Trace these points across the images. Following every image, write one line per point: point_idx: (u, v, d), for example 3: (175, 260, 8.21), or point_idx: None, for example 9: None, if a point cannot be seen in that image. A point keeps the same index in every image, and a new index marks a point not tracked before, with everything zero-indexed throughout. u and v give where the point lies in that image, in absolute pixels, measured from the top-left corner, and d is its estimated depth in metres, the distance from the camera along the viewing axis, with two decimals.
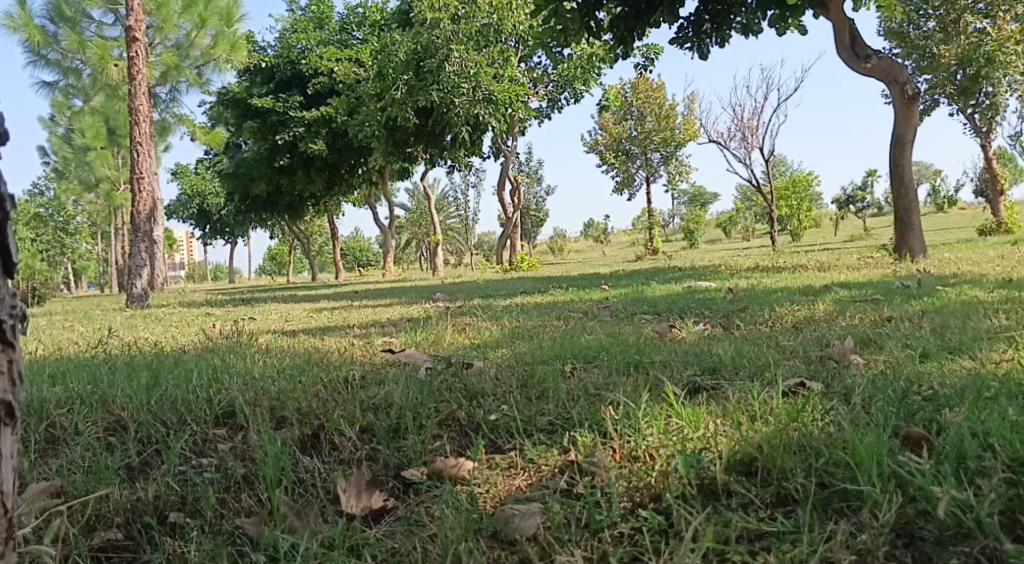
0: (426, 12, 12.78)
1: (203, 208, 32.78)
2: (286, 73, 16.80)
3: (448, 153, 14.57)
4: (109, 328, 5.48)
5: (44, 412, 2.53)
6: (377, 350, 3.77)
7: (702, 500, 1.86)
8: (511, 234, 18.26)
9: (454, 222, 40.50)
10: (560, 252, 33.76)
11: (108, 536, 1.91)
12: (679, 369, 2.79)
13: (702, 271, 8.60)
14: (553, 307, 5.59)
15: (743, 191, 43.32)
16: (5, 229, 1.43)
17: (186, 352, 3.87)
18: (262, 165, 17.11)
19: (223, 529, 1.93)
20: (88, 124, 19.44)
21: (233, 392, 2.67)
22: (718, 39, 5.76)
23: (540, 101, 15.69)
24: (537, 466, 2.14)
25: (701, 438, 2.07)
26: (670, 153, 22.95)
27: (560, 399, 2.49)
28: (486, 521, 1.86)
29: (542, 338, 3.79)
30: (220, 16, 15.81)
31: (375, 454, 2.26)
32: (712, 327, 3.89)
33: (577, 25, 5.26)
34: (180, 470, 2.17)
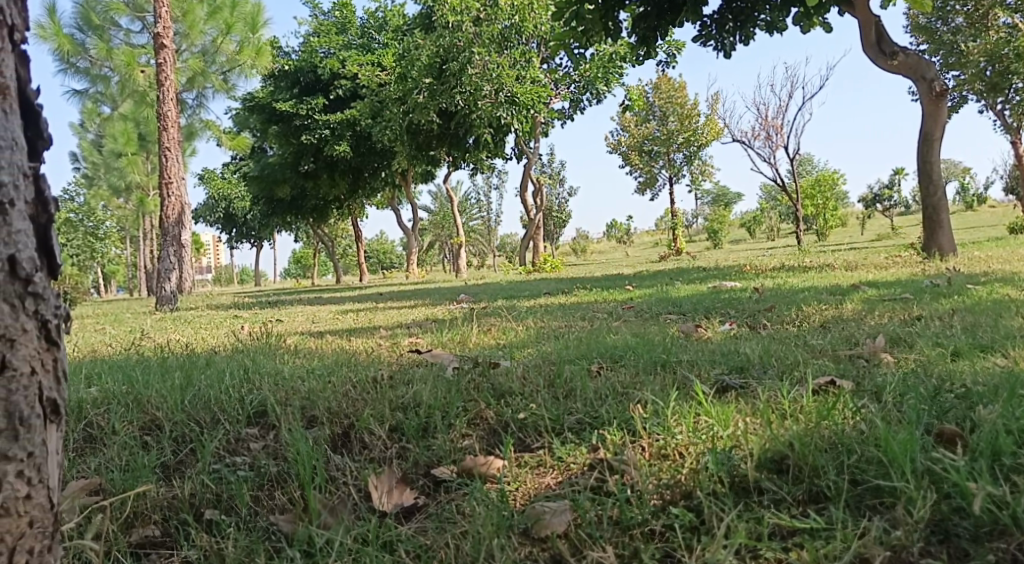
0: (448, 15, 12.84)
1: (229, 211, 33.08)
2: (309, 78, 17.08)
3: (471, 155, 14.60)
4: (142, 330, 5.55)
5: (81, 413, 2.58)
6: (404, 350, 3.81)
7: (733, 497, 1.86)
8: (533, 235, 18.23)
9: (477, 224, 40.61)
10: (584, 253, 33.76)
11: (146, 532, 1.94)
12: (706, 368, 2.79)
13: (726, 271, 8.56)
14: (578, 307, 5.60)
15: (767, 190, 43.09)
16: (50, 231, 1.48)
17: (217, 353, 3.94)
18: (288, 169, 17.30)
19: (258, 526, 1.95)
20: (118, 129, 19.73)
21: (264, 392, 2.71)
22: (742, 37, 5.74)
23: (563, 102, 15.66)
24: (566, 464, 2.14)
25: (731, 435, 2.07)
26: (692, 152, 22.86)
27: (587, 398, 2.51)
28: (518, 518, 1.87)
29: (567, 338, 3.80)
30: (246, 22, 15.66)
31: (405, 452, 2.28)
32: (738, 326, 3.88)
33: (599, 27, 5.31)
34: (214, 468, 2.21)
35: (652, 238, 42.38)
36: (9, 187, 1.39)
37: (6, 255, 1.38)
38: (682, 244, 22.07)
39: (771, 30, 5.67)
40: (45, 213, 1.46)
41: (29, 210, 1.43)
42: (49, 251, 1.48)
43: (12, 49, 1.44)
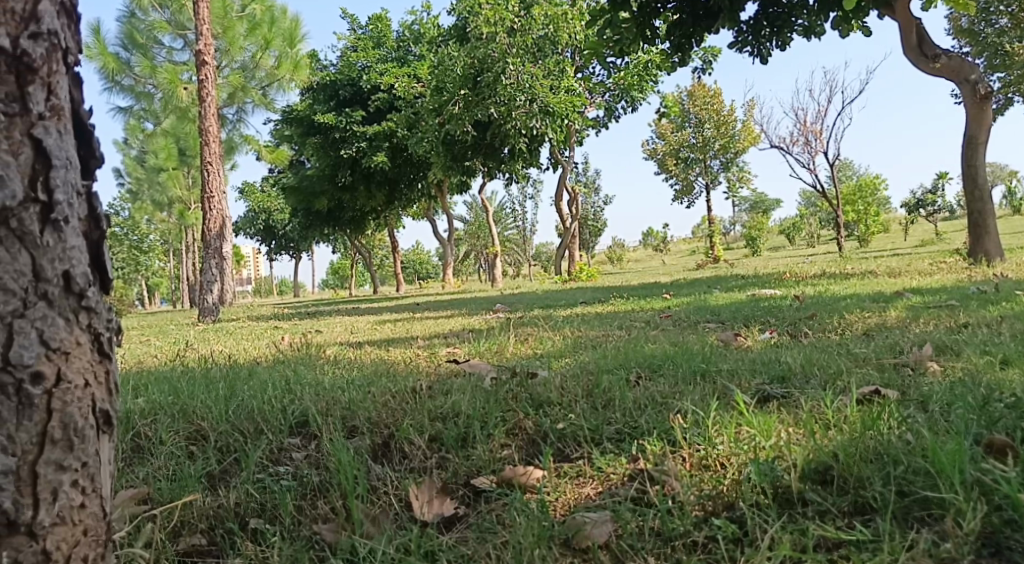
0: (482, 26, 12.92)
1: (268, 223, 33.55)
2: (347, 91, 17.27)
3: (506, 165, 14.66)
4: (185, 341, 5.65)
5: (130, 423, 2.63)
6: (442, 360, 3.83)
7: (776, 508, 1.84)
8: (569, 243, 18.20)
9: (512, 233, 40.71)
10: (620, 262, 33.64)
11: (193, 541, 1.97)
12: (747, 377, 2.76)
13: (766, 279, 8.46)
14: (615, 317, 5.57)
15: (806, 197, 42.61)
16: (101, 247, 1.52)
17: (259, 364, 4.00)
18: (326, 182, 17.51)
19: (302, 535, 1.97)
20: (160, 145, 20.11)
21: (306, 402, 2.74)
22: (779, 43, 5.69)
23: (598, 110, 15.63)
24: (605, 474, 2.14)
25: (774, 446, 2.05)
26: (730, 159, 22.82)
27: (626, 407, 2.50)
28: (558, 529, 1.87)
29: (605, 347, 3.79)
30: (285, 37, 15.92)
31: (445, 462, 2.29)
32: (778, 334, 3.84)
33: (633, 35, 5.29)
34: (259, 478, 2.24)
35: (688, 246, 42.08)
36: (64, 205, 1.43)
37: (61, 270, 1.41)
38: (719, 252, 21.87)
39: (808, 35, 5.60)
40: (97, 229, 1.51)
41: (81, 226, 1.46)
42: (100, 266, 1.52)
43: (66, 70, 1.47)
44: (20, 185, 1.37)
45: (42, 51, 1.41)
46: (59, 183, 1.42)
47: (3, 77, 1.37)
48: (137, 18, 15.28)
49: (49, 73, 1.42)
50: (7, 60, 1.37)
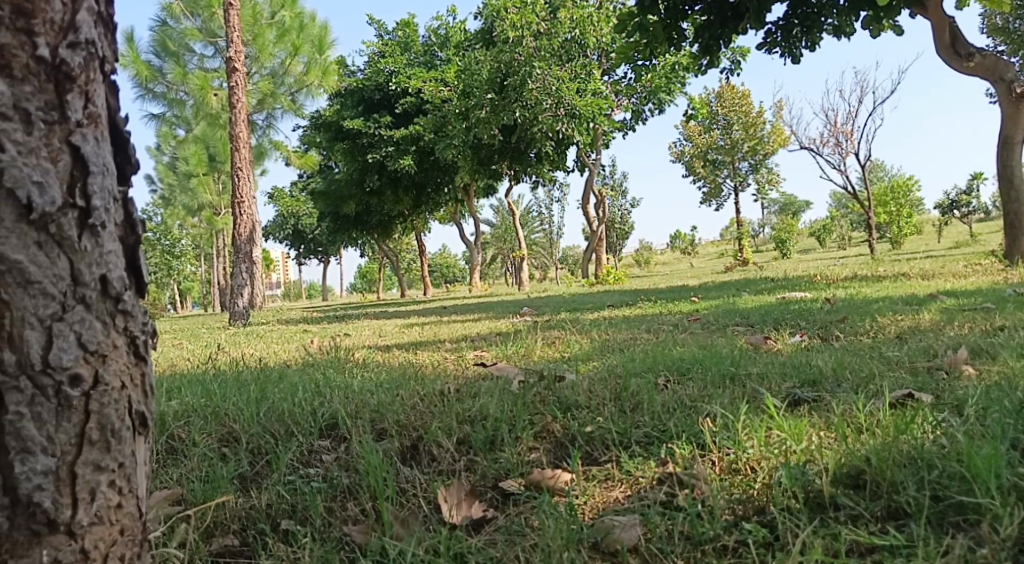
0: (509, 31, 12.94)
1: (298, 228, 33.86)
2: (374, 97, 17.39)
3: (533, 168, 14.67)
4: (216, 345, 5.72)
5: (163, 425, 2.67)
6: (470, 363, 3.84)
7: (808, 512, 1.83)
8: (596, 246, 18.15)
9: (539, 236, 40.69)
10: (648, 265, 33.52)
11: (225, 542, 1.99)
12: (777, 381, 2.74)
13: (795, 281, 8.38)
14: (643, 320, 5.54)
15: (837, 199, 42.20)
16: (136, 252, 1.55)
17: (289, 367, 4.04)
18: (353, 186, 17.63)
19: (332, 536, 1.99)
20: (190, 151, 20.36)
21: (335, 405, 2.77)
22: (809, 43, 5.63)
23: (624, 113, 15.58)
24: (634, 478, 2.13)
25: (805, 449, 2.04)
26: (759, 161, 22.57)
27: (655, 411, 2.49)
28: (587, 532, 1.86)
29: (633, 351, 3.78)
30: (313, 43, 16.05)
31: (473, 465, 2.30)
32: (809, 338, 3.81)
33: (662, 39, 5.32)
34: (289, 480, 2.26)
35: (717, 249, 41.79)
36: (101, 210, 1.46)
37: (98, 275, 1.44)
38: (748, 254, 21.70)
39: (838, 35, 5.54)
40: (133, 234, 1.54)
41: (118, 232, 1.50)
42: (135, 270, 1.55)
43: (103, 78, 1.50)
44: (59, 190, 1.40)
45: (80, 59, 1.44)
46: (97, 189, 1.45)
47: (43, 86, 1.39)
48: (169, 26, 15.50)
49: (87, 81, 1.45)
50: (47, 70, 1.40)
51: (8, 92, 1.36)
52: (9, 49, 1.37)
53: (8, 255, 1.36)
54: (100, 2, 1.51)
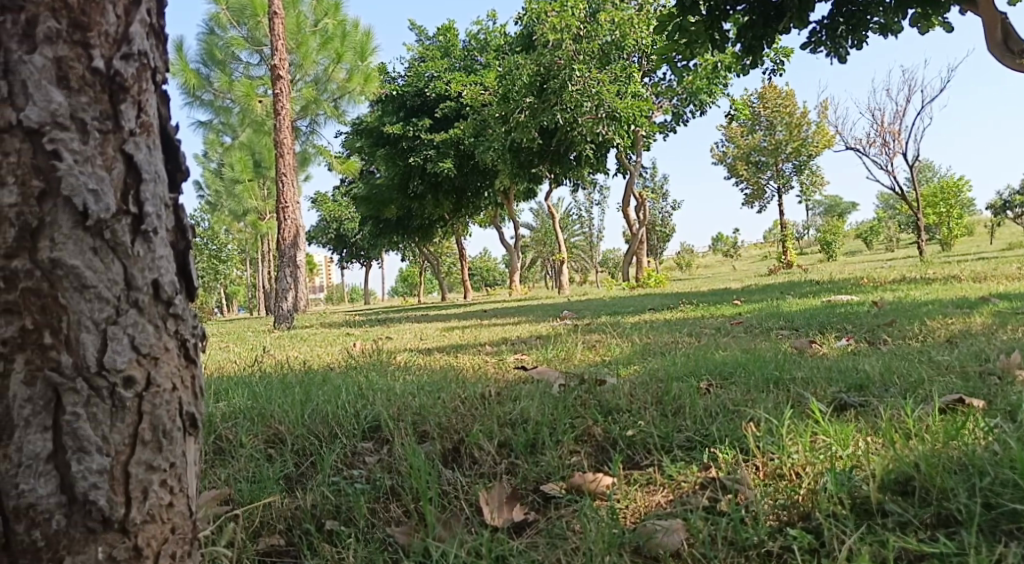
0: (549, 34, 12.83)
1: (340, 232, 34.27)
2: (415, 102, 17.52)
3: (573, 171, 14.63)
4: (261, 347, 5.80)
5: (211, 426, 2.73)
6: (510, 366, 3.86)
7: (855, 519, 1.80)
8: (636, 249, 18.05)
9: (579, 240, 40.61)
10: (689, 268, 33.26)
11: (272, 542, 2.02)
12: (822, 385, 2.70)
13: (841, 285, 8.23)
14: (685, 323, 5.50)
15: (885, 200, 41.45)
16: (187, 258, 1.59)
17: (332, 370, 4.09)
18: (394, 191, 17.80)
19: (376, 537, 2.01)
20: (236, 157, 20.74)
21: (377, 407, 2.80)
22: (855, 41, 5.54)
23: (665, 115, 15.51)
24: (676, 482, 2.12)
25: (851, 455, 2.02)
26: (803, 162, 22.23)
27: (697, 415, 2.48)
28: (629, 536, 1.86)
29: (675, 354, 3.77)
30: (356, 51, 16.24)
31: (515, 468, 2.31)
32: (855, 342, 3.75)
33: (703, 39, 5.29)
34: (334, 480, 2.29)
35: (760, 251, 41.28)
36: (153, 216, 1.49)
37: (151, 279, 1.48)
38: (792, 256, 21.40)
39: (886, 33, 5.44)
40: (183, 240, 1.58)
41: (169, 237, 1.54)
42: (186, 275, 1.59)
43: (154, 88, 1.54)
44: (113, 198, 1.44)
45: (133, 70, 1.48)
46: (148, 196, 1.49)
47: (99, 96, 1.43)
48: (216, 34, 15.82)
49: (139, 91, 1.49)
50: (102, 80, 1.44)
51: (65, 101, 1.40)
52: (65, 61, 1.41)
53: (66, 260, 1.40)
54: (152, 14, 1.55)
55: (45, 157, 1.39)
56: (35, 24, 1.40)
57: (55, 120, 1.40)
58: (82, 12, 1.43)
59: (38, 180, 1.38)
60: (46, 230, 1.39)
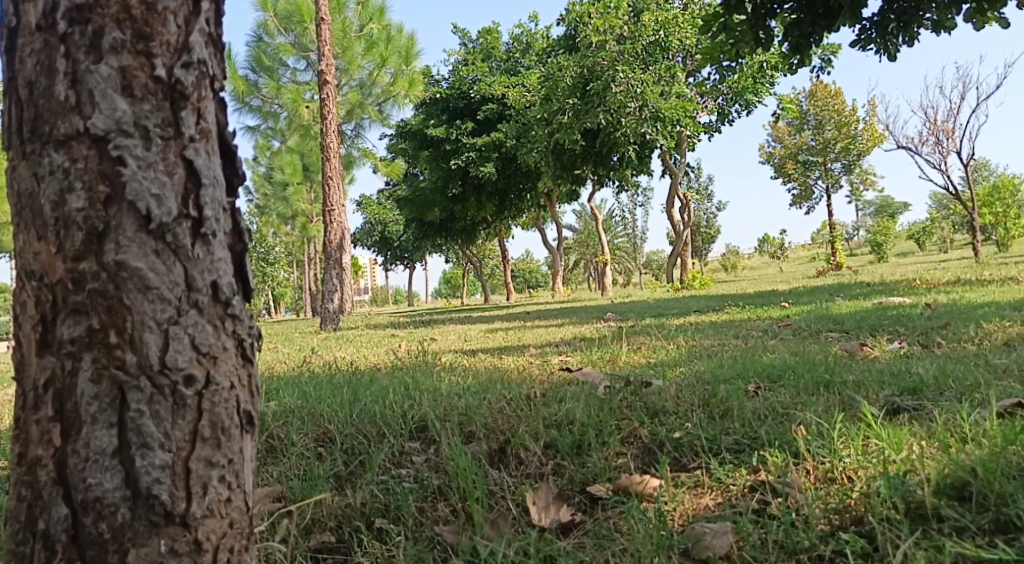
0: (592, 36, 12.95)
1: (384, 235, 34.60)
2: (459, 105, 17.65)
3: (616, 172, 14.53)
4: (310, 348, 5.90)
5: (264, 425, 2.78)
6: (554, 367, 3.89)
7: (909, 523, 1.77)
8: (680, 251, 17.95)
9: (622, 241, 40.39)
10: (735, 269, 32.89)
11: (323, 538, 2.05)
12: (874, 389, 2.66)
13: (892, 286, 8.09)
14: (730, 325, 5.47)
15: (938, 199, 40.48)
16: (244, 260, 1.63)
17: (379, 370, 4.16)
18: (437, 194, 17.97)
19: (424, 535, 2.03)
20: (286, 161, 21.14)
21: (424, 407, 2.83)
22: (905, 38, 5.44)
23: (709, 115, 15.36)
24: (725, 485, 2.12)
25: (905, 459, 1.99)
26: (852, 161, 21.79)
27: (745, 418, 2.46)
28: (677, 539, 1.85)
29: (722, 356, 3.74)
30: (400, 55, 16.37)
31: (561, 469, 2.32)
32: (909, 344, 3.69)
33: (749, 39, 5.21)
34: (382, 480, 2.32)
35: (809, 252, 40.65)
36: (212, 220, 1.54)
37: (210, 280, 1.52)
38: (842, 257, 20.97)
39: (938, 30, 5.32)
40: (240, 243, 1.62)
41: (227, 240, 1.58)
42: (243, 277, 1.62)
43: (213, 95, 1.58)
44: (175, 202, 1.48)
45: (193, 79, 1.53)
46: (208, 200, 1.53)
47: (160, 104, 1.48)
48: (264, 41, 16.15)
49: (199, 98, 1.53)
50: (164, 89, 1.48)
51: (129, 110, 1.45)
52: (130, 70, 1.46)
53: (130, 263, 1.44)
54: (211, 23, 1.59)
55: (111, 163, 1.44)
56: (101, 36, 1.45)
57: (120, 127, 1.44)
58: (145, 23, 1.47)
59: (104, 186, 1.44)
60: (111, 234, 1.44)
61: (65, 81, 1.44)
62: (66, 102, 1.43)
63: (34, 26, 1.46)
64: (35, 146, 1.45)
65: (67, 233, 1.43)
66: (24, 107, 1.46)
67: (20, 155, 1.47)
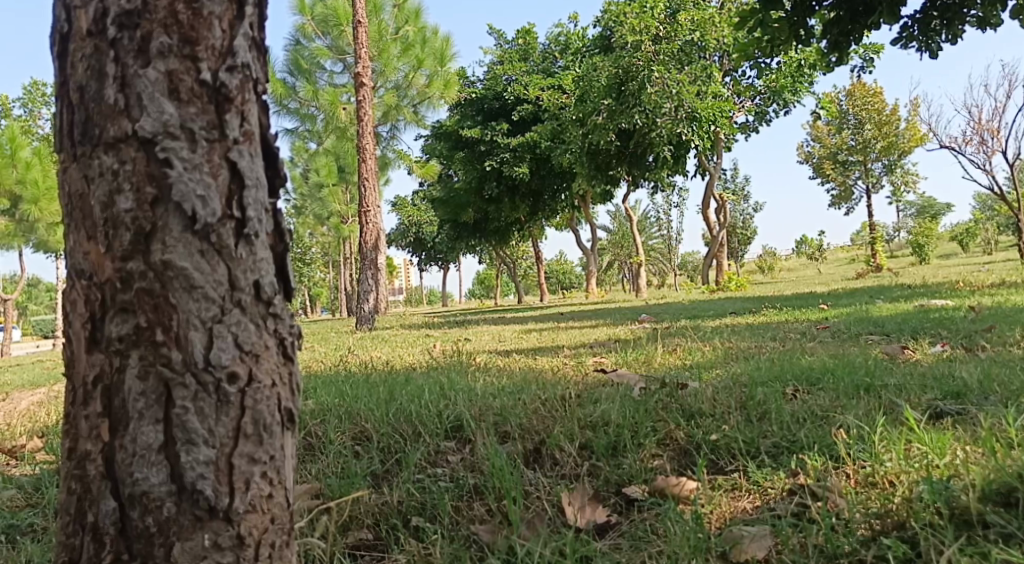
0: (628, 36, 12.85)
1: (419, 236, 34.72)
2: (494, 105, 17.76)
3: (651, 173, 14.36)
4: (346, 347, 5.96)
5: (303, 423, 2.81)
6: (589, 368, 3.89)
7: (953, 530, 1.75)
8: (716, 252, 17.79)
9: (657, 242, 40.18)
10: (772, 271, 32.51)
11: (361, 535, 2.08)
12: (916, 393, 2.62)
13: (936, 289, 7.94)
14: (767, 328, 5.41)
15: (982, 199, 39.62)
16: (285, 261, 1.64)
17: (415, 369, 4.19)
18: (472, 196, 18.03)
19: (461, 534, 2.05)
20: (322, 162, 21.35)
21: (460, 407, 2.84)
22: (949, 36, 5.33)
23: (747, 115, 15.23)
24: (763, 488, 2.10)
25: (949, 464, 1.96)
26: (893, 161, 21.42)
27: (783, 421, 2.44)
28: (715, 541, 1.84)
29: (759, 358, 3.70)
30: (435, 57, 16.43)
31: (596, 470, 2.31)
32: (952, 347, 3.62)
33: (786, 36, 5.16)
34: (418, 478, 2.34)
35: (848, 254, 40.04)
36: (255, 221, 1.56)
37: (252, 280, 1.54)
38: (882, 259, 20.61)
39: (983, 27, 5.23)
40: (281, 243, 1.63)
41: (269, 240, 1.60)
42: (285, 276, 1.64)
43: (256, 99, 1.60)
44: (219, 203, 1.51)
45: (237, 81, 1.55)
46: (251, 201, 1.55)
47: (205, 107, 1.51)
48: (302, 45, 16.24)
49: (242, 101, 1.56)
50: (209, 92, 1.51)
51: (176, 113, 1.48)
52: (176, 74, 1.49)
53: (175, 262, 1.47)
54: (254, 27, 1.61)
55: (158, 165, 1.47)
56: (149, 40, 1.48)
57: (167, 130, 1.47)
58: (192, 27, 1.51)
59: (151, 187, 1.47)
60: (158, 234, 1.47)
61: (114, 85, 1.48)
62: (115, 105, 1.47)
63: (86, 31, 1.50)
64: (85, 148, 1.49)
65: (116, 233, 1.47)
66: (75, 110, 1.50)
67: (71, 157, 1.51)
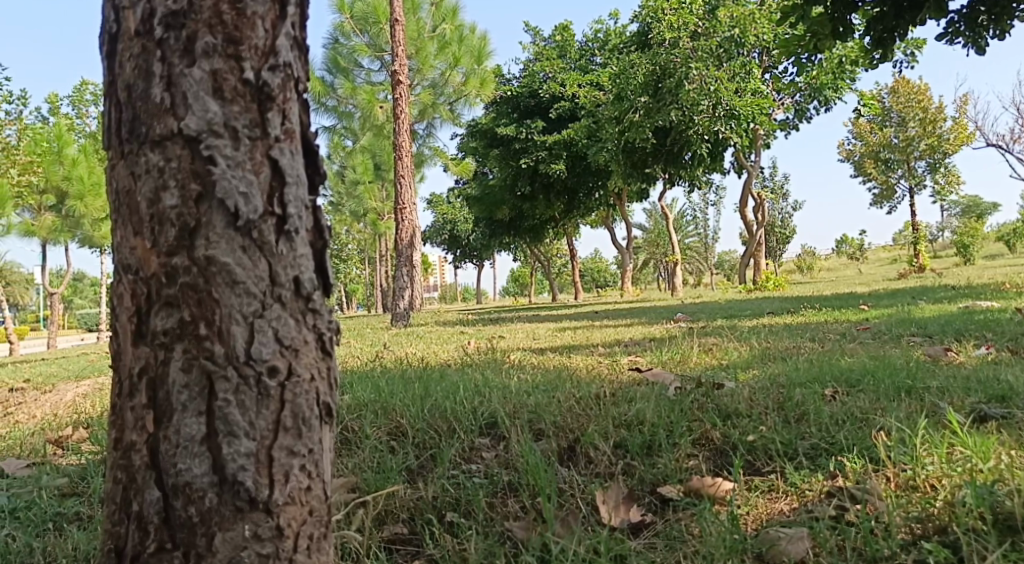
0: (665, 33, 12.91)
1: (454, 233, 34.83)
2: (529, 103, 17.68)
3: (686, 171, 14.14)
4: (381, 344, 6.00)
5: (339, 418, 2.84)
6: (624, 367, 3.88)
7: (997, 535, 1.72)
8: (754, 252, 17.59)
9: (694, 241, 39.80)
10: (811, 271, 32.07)
11: (396, 530, 2.09)
12: (959, 396, 2.58)
13: (981, 290, 7.78)
14: (806, 328, 5.35)
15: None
16: (324, 256, 1.66)
17: (449, 366, 4.20)
18: (507, 193, 18.06)
19: (495, 531, 2.05)
20: (358, 159, 21.48)
21: (495, 404, 2.85)
22: (996, 32, 5.21)
23: (786, 112, 15.08)
24: (800, 490, 2.08)
25: (993, 469, 1.93)
26: (937, 160, 21.00)
27: (822, 422, 2.41)
28: (751, 542, 1.83)
29: (797, 359, 3.67)
30: (473, 54, 16.43)
31: (631, 468, 2.30)
32: (996, 350, 3.54)
33: (829, 31, 5.07)
34: (453, 474, 2.36)
35: (890, 254, 39.39)
36: (295, 217, 1.58)
37: (292, 276, 1.56)
38: (925, 260, 20.22)
39: None
40: (321, 239, 1.65)
41: (309, 237, 1.62)
42: (324, 272, 1.65)
43: (297, 97, 1.62)
44: (260, 200, 1.53)
45: (279, 80, 1.57)
46: (291, 198, 1.57)
47: (249, 105, 1.53)
48: (341, 43, 16.24)
49: (284, 100, 1.58)
50: (252, 91, 1.53)
51: (219, 111, 1.51)
52: (220, 73, 1.51)
53: (219, 257, 1.50)
54: (296, 27, 1.63)
55: (202, 163, 1.50)
56: (194, 40, 1.51)
57: (211, 128, 1.50)
58: (236, 28, 1.53)
59: (195, 184, 1.50)
60: (201, 230, 1.50)
61: (161, 84, 1.51)
62: (162, 104, 1.50)
63: (133, 31, 1.54)
64: (132, 146, 1.53)
65: (161, 229, 1.50)
66: (122, 109, 1.54)
67: (119, 154, 1.55)
